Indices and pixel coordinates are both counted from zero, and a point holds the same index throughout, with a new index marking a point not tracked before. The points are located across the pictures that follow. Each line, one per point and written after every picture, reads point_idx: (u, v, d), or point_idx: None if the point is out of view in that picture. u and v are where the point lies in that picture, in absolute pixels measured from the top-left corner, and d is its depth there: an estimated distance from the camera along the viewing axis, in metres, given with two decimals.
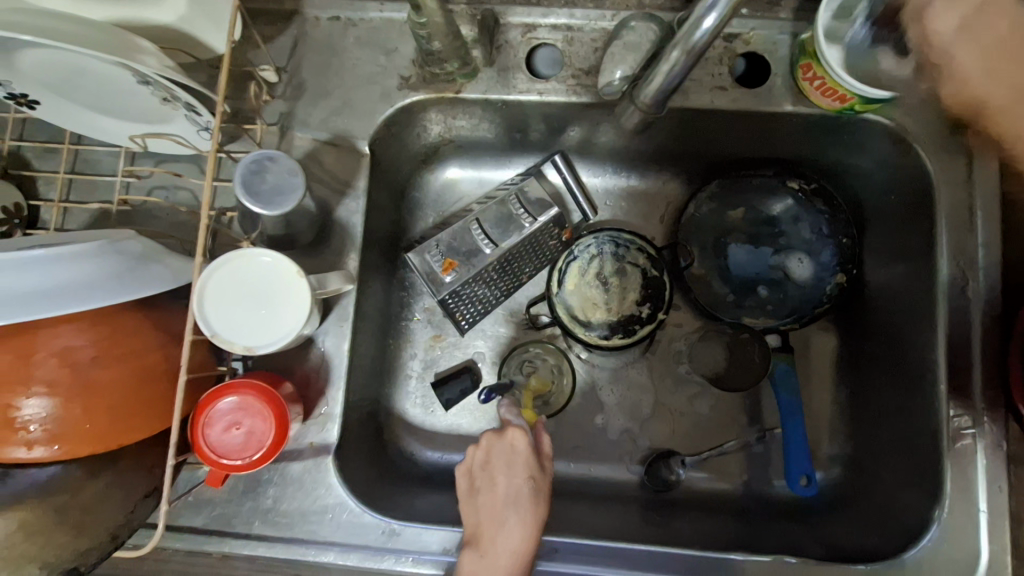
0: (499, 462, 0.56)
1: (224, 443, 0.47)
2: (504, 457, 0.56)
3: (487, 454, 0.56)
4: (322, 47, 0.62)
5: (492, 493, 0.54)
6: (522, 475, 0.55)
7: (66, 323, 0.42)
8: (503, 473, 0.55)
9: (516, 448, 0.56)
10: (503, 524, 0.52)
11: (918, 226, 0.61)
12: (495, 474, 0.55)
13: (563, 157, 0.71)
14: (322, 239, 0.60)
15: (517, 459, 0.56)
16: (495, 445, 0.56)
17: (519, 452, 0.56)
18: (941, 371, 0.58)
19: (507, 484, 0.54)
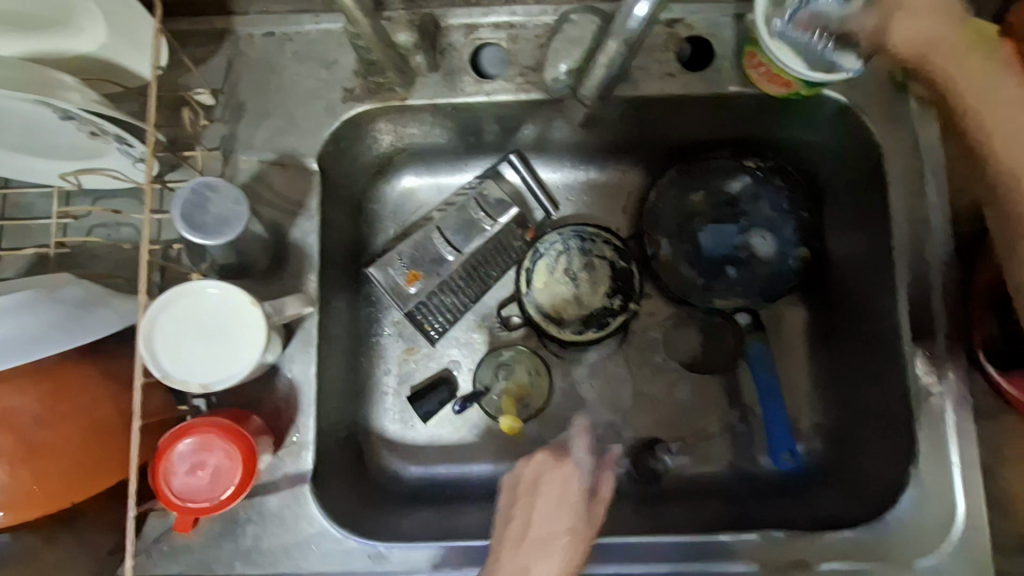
0: (555, 491, 0.55)
1: (189, 487, 0.45)
2: (558, 488, 0.56)
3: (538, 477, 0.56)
4: (258, 65, 0.60)
5: (529, 521, 0.53)
6: (575, 508, 0.54)
7: (6, 383, 0.39)
8: (548, 504, 0.54)
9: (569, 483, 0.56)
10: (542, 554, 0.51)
11: (872, 192, 0.62)
12: (540, 502, 0.54)
13: (519, 156, 0.71)
14: (278, 264, 0.58)
15: (567, 495, 0.55)
16: (547, 474, 0.56)
17: (569, 491, 0.55)
18: (906, 331, 0.58)
19: (547, 516, 0.53)
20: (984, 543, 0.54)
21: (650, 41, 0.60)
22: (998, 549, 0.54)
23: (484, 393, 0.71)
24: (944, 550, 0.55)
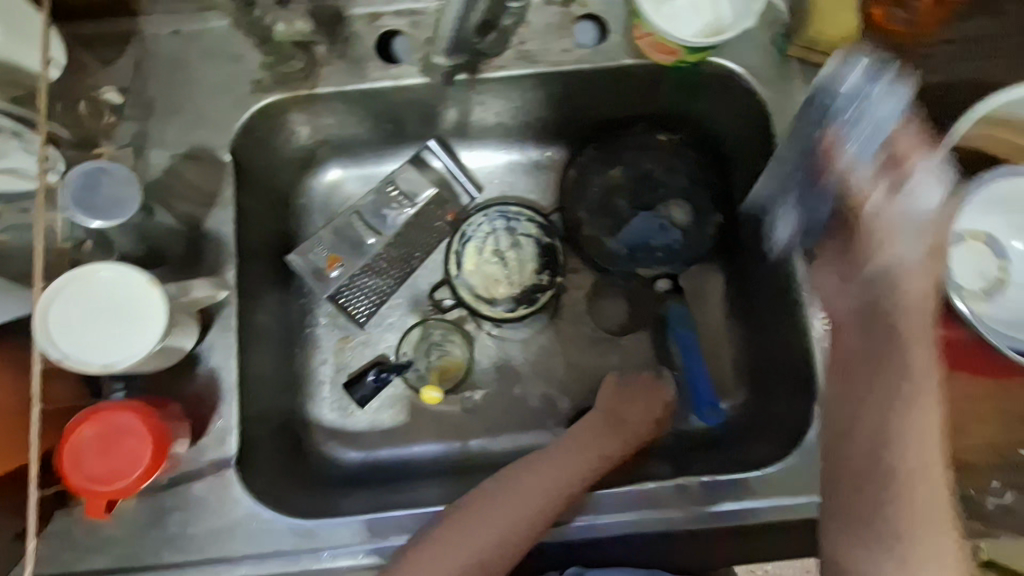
0: (617, 420, 0.63)
1: (98, 472, 0.45)
2: (619, 417, 0.64)
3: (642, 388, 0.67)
4: (165, 63, 0.61)
5: (620, 417, 0.64)
6: (612, 441, 0.61)
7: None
8: (638, 409, 0.65)
9: (632, 416, 0.64)
10: (560, 464, 0.58)
11: (763, 154, 0.66)
12: (634, 405, 0.65)
13: (437, 141, 0.73)
14: (194, 254, 0.59)
15: (651, 409, 0.65)
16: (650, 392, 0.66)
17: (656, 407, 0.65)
18: (802, 278, 0.61)
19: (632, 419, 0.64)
20: None
21: (545, 21, 0.63)
22: None
23: (410, 364, 0.72)
24: None
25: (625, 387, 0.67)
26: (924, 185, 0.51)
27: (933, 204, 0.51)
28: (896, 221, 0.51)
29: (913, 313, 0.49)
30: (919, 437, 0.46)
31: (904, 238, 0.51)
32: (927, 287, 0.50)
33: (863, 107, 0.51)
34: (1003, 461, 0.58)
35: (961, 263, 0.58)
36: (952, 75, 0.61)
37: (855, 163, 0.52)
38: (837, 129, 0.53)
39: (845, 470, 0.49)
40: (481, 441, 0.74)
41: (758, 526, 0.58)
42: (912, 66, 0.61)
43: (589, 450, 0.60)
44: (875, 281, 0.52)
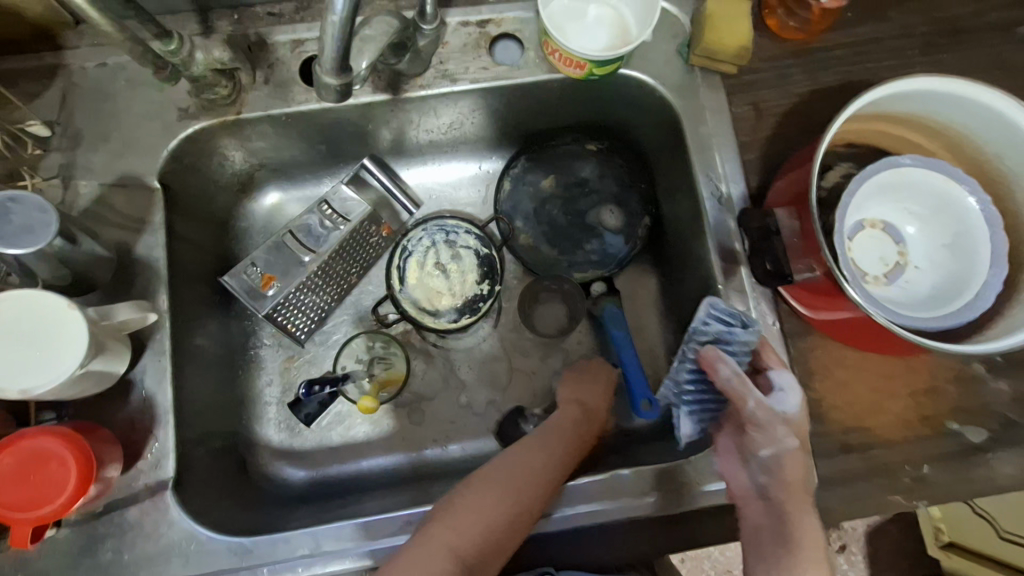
0: (585, 407, 0.66)
1: (21, 498, 0.45)
2: (585, 403, 0.66)
3: (596, 372, 0.70)
4: (92, 94, 0.62)
5: (589, 399, 0.67)
6: (582, 425, 0.64)
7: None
8: (593, 389, 0.68)
9: (595, 401, 0.67)
10: (542, 452, 0.59)
11: (678, 159, 0.70)
12: (593, 388, 0.68)
13: (372, 160, 0.73)
14: (123, 280, 0.59)
15: (607, 387, 0.69)
16: (605, 374, 0.70)
17: (609, 384, 0.69)
18: (717, 272, 0.63)
19: (596, 398, 0.67)
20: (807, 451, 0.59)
21: (463, 42, 0.66)
22: (821, 455, 0.60)
23: (346, 378, 0.71)
24: None
25: (587, 371, 0.70)
26: (782, 393, 0.57)
27: (790, 412, 0.56)
28: (772, 430, 0.56)
29: (795, 482, 0.55)
30: (803, 526, 0.54)
31: (776, 439, 0.56)
32: (794, 469, 0.55)
33: (721, 335, 0.60)
34: (915, 433, 0.61)
35: (864, 253, 0.62)
36: (843, 77, 0.66)
37: (743, 392, 0.56)
38: (712, 350, 0.59)
39: (757, 548, 0.54)
40: (430, 451, 0.74)
41: (691, 512, 0.60)
42: (806, 69, 0.66)
43: (564, 435, 0.61)
44: (763, 468, 0.56)
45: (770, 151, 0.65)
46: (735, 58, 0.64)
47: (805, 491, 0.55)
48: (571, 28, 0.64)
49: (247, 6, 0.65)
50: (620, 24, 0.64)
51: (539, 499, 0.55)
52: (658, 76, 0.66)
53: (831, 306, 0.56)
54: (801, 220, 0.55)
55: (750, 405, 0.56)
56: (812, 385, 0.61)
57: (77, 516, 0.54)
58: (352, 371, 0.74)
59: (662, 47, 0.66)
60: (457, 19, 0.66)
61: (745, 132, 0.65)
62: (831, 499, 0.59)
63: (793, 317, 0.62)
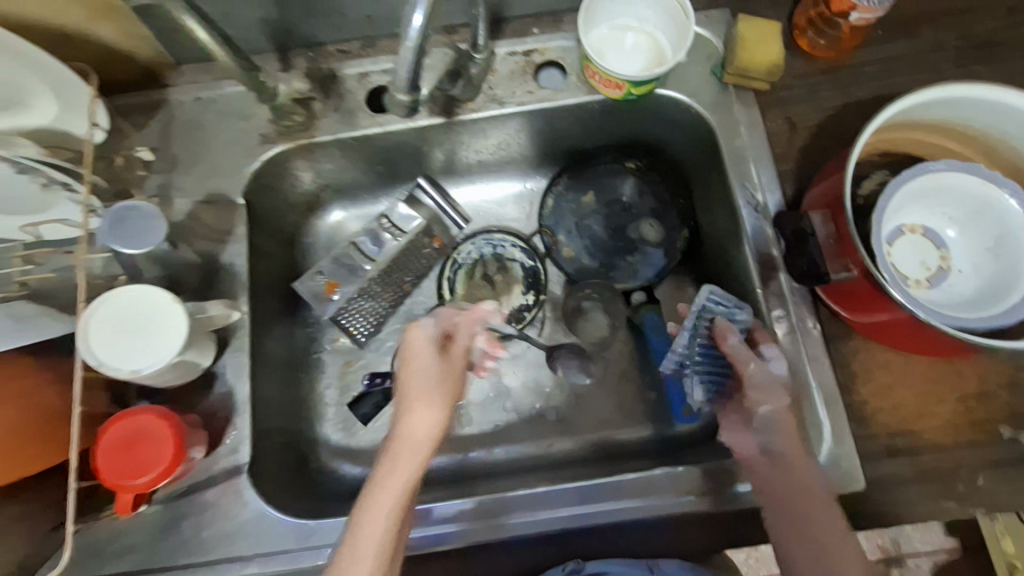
0: (402, 436, 0.53)
1: (123, 470, 0.52)
2: (417, 389, 0.56)
3: (419, 345, 0.58)
4: (188, 124, 0.71)
5: (416, 380, 0.56)
6: (405, 461, 0.51)
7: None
8: (418, 364, 0.57)
9: (423, 419, 0.54)
10: (372, 517, 0.49)
11: (715, 172, 0.73)
12: (412, 368, 0.57)
13: (426, 179, 0.80)
14: (210, 284, 0.67)
15: (425, 351, 0.58)
16: (420, 341, 0.58)
17: (421, 346, 0.58)
18: (755, 278, 0.65)
19: (424, 370, 0.57)
20: (853, 454, 0.59)
21: (510, 70, 0.72)
22: (868, 457, 0.60)
23: None
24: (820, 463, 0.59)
25: (412, 379, 0.56)
26: (775, 360, 0.61)
27: (783, 375, 0.61)
28: (768, 391, 0.61)
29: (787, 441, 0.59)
30: (800, 486, 0.56)
31: (773, 398, 0.61)
32: (791, 424, 0.59)
33: (724, 313, 0.65)
34: (967, 438, 0.60)
35: (906, 257, 0.63)
36: (876, 91, 0.68)
37: (744, 361, 0.63)
38: (721, 324, 0.65)
39: (778, 517, 0.56)
40: (477, 452, 0.78)
41: (737, 513, 0.61)
42: (839, 84, 0.69)
43: (390, 481, 0.50)
44: (766, 426, 0.60)
45: (804, 162, 0.68)
46: (767, 75, 0.67)
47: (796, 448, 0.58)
48: (611, 55, 0.70)
49: (320, 45, 0.73)
50: (656, 50, 0.70)
51: (387, 575, 0.48)
52: (695, 94, 0.70)
53: (868, 308, 0.57)
54: (835, 224, 0.56)
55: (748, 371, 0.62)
56: (855, 387, 0.62)
57: (163, 495, 0.60)
58: None
59: (698, 69, 0.70)
60: (505, 49, 0.72)
61: (780, 144, 0.68)
62: (879, 503, 0.58)
63: (833, 320, 0.63)
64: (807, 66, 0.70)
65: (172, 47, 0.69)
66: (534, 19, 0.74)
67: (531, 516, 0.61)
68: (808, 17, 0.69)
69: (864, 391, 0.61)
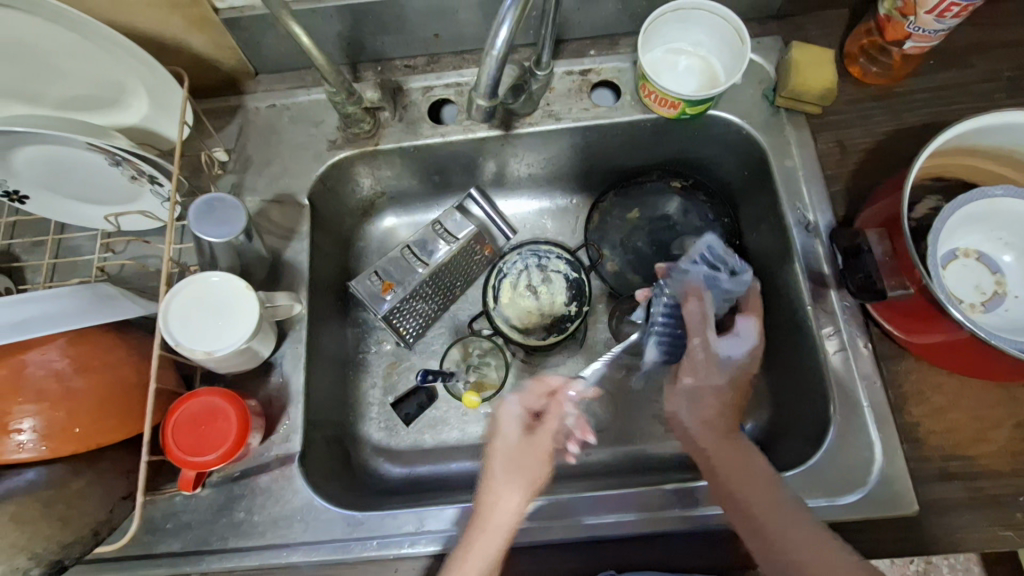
0: (483, 514, 0.57)
1: (191, 446, 0.54)
2: (506, 464, 0.60)
3: (500, 423, 0.63)
4: (262, 128, 0.76)
5: (501, 456, 0.60)
6: (485, 537, 0.54)
7: (44, 344, 0.49)
8: (503, 441, 0.62)
9: (499, 497, 0.57)
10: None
11: (763, 191, 0.74)
12: (499, 444, 0.62)
13: (479, 192, 0.83)
14: (274, 277, 0.70)
15: (509, 427, 0.62)
16: (505, 418, 0.63)
17: (507, 421, 0.63)
18: (806, 295, 0.66)
19: (507, 449, 0.61)
20: (906, 476, 0.58)
21: (568, 88, 0.75)
22: (921, 481, 0.59)
23: (454, 376, 0.79)
24: (871, 482, 0.58)
25: (495, 457, 0.61)
26: (738, 339, 0.66)
27: (736, 355, 0.65)
28: (708, 369, 0.65)
29: (713, 417, 0.64)
30: (753, 485, 0.57)
31: (714, 375, 0.65)
32: (711, 399, 0.64)
33: (708, 276, 0.70)
34: None
35: (961, 280, 0.63)
36: (928, 118, 0.70)
37: (697, 327, 0.67)
38: (695, 285, 0.70)
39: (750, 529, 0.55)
40: None
41: None
42: (890, 111, 0.70)
43: (467, 557, 0.53)
44: (687, 395, 0.65)
45: (856, 184, 0.69)
46: (819, 98, 0.69)
47: (729, 439, 0.62)
48: (666, 75, 0.72)
49: (388, 59, 0.78)
50: (709, 72, 0.72)
51: None
52: (746, 116, 0.72)
53: (924, 327, 0.57)
54: (892, 241, 0.57)
55: (697, 342, 0.66)
56: (907, 408, 0.61)
57: (218, 478, 0.62)
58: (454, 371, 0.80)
59: (750, 91, 0.72)
60: (562, 68, 0.76)
61: (831, 165, 0.69)
62: (933, 527, 0.57)
63: (885, 339, 0.63)
64: (859, 92, 0.71)
65: (254, 58, 0.75)
66: (591, 41, 0.77)
67: (579, 521, 0.61)
68: (861, 45, 0.71)
69: (917, 413, 0.61)
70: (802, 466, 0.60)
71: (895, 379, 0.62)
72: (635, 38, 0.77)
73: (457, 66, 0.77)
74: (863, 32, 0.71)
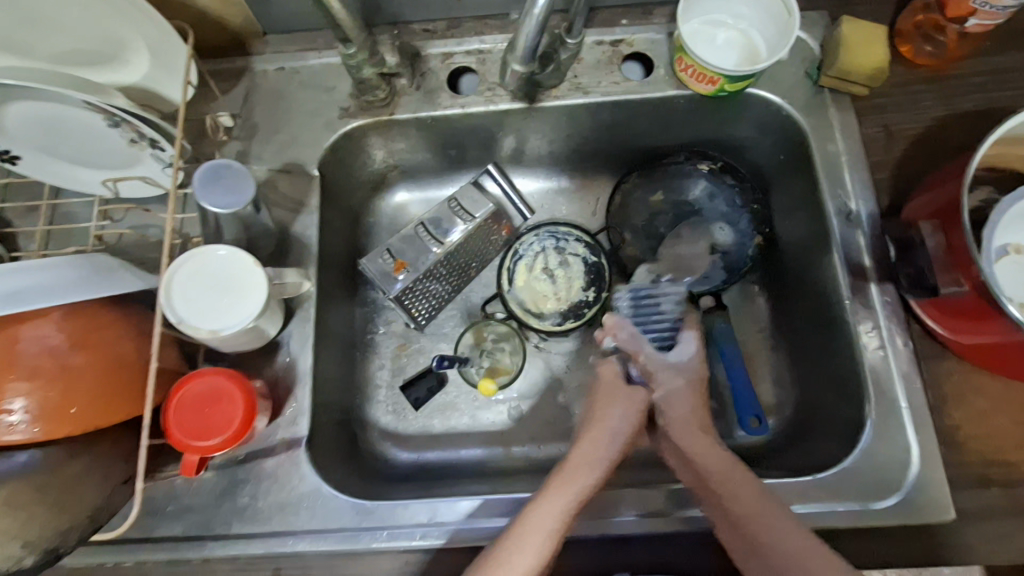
0: (574, 461, 0.54)
1: (195, 428, 0.51)
2: (603, 424, 0.57)
3: (607, 378, 0.61)
4: (270, 93, 0.71)
5: (602, 415, 0.58)
6: (578, 475, 0.53)
7: (36, 319, 0.46)
8: (611, 398, 0.59)
9: (593, 448, 0.55)
10: (520, 541, 0.49)
11: (801, 177, 0.70)
12: (600, 400, 0.59)
13: (496, 166, 0.77)
14: (282, 252, 0.67)
15: (621, 386, 0.60)
16: (611, 376, 0.61)
17: (616, 378, 0.61)
18: (844, 288, 0.63)
19: (616, 411, 0.58)
20: (942, 481, 0.56)
21: (597, 59, 0.71)
22: (957, 487, 0.56)
23: (468, 360, 0.76)
24: (905, 486, 0.56)
25: (596, 411, 0.58)
26: (681, 346, 0.63)
27: (683, 360, 0.62)
28: (663, 375, 0.60)
29: (687, 416, 0.58)
30: (759, 513, 0.50)
31: (666, 383, 0.60)
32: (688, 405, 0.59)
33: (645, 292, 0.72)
34: None
35: (1011, 279, 0.59)
36: (982, 103, 0.65)
37: (637, 350, 0.62)
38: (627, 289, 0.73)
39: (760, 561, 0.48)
40: (529, 448, 0.76)
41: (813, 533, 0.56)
42: (941, 95, 0.66)
43: (558, 498, 0.52)
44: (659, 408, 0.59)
45: (901, 172, 0.65)
46: (867, 78, 0.65)
47: (718, 452, 0.55)
48: (704, 48, 0.67)
49: (406, 23, 0.73)
50: (749, 48, 0.67)
51: None
52: (787, 97, 0.67)
53: (973, 327, 0.54)
54: (946, 233, 0.54)
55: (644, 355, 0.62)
56: (946, 411, 0.58)
57: (222, 461, 0.60)
58: (469, 357, 0.77)
59: (791, 69, 0.68)
60: (592, 38, 0.71)
61: (875, 152, 0.65)
62: (967, 535, 0.55)
63: (926, 339, 0.60)
64: (908, 75, 0.67)
65: (262, 16, 0.70)
66: (622, 10, 0.72)
67: (598, 516, 0.58)
68: (915, 21, 0.67)
69: (955, 417, 0.58)
70: (833, 468, 0.58)
71: (934, 380, 0.59)
72: (671, 8, 0.72)
73: (479, 31, 0.72)
74: (918, 9, 0.66)
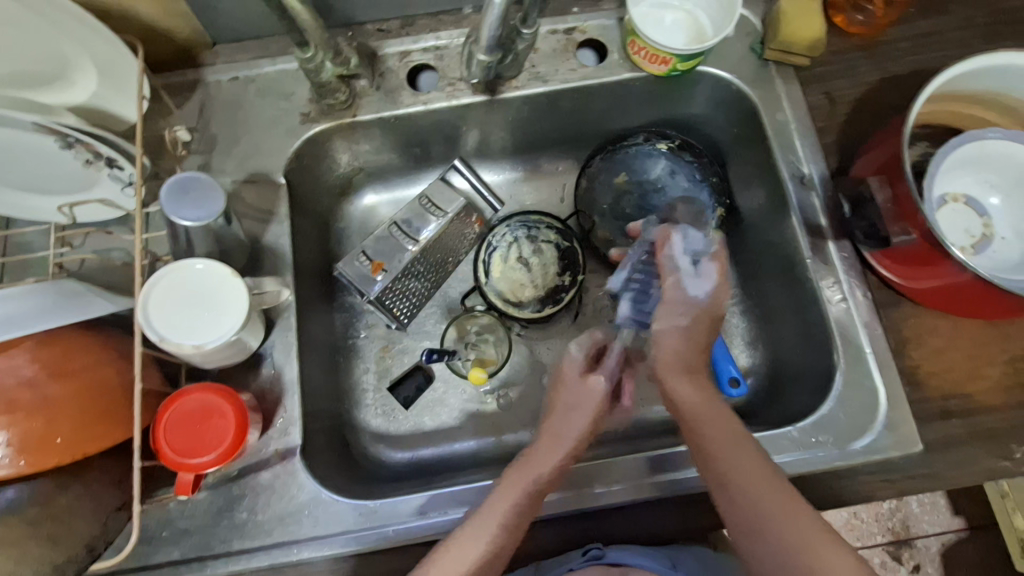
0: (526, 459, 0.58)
1: (186, 447, 0.50)
2: (559, 428, 0.60)
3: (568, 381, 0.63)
4: (227, 103, 0.70)
5: (564, 418, 0.60)
6: (530, 469, 0.56)
7: (9, 350, 0.44)
8: (571, 400, 0.61)
9: (549, 447, 0.58)
10: (479, 530, 0.53)
11: (754, 147, 0.73)
12: (562, 401, 0.62)
13: (463, 161, 0.77)
14: (255, 263, 0.66)
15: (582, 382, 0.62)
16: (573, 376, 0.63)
17: (577, 379, 0.63)
18: (804, 247, 0.66)
19: (574, 412, 0.61)
20: (909, 418, 0.60)
21: (553, 48, 0.72)
22: (922, 422, 0.60)
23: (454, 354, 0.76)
24: (877, 427, 0.60)
25: (554, 416, 0.61)
26: (699, 279, 0.64)
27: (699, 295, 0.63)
28: (674, 307, 0.63)
29: (676, 357, 0.61)
30: (753, 484, 0.52)
31: (673, 316, 0.62)
32: (691, 337, 0.61)
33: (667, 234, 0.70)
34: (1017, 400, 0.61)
35: (952, 225, 0.64)
36: (912, 66, 0.70)
37: (669, 270, 0.64)
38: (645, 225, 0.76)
39: (745, 533, 0.51)
40: (521, 434, 0.77)
41: (799, 479, 0.59)
42: (875, 61, 0.70)
43: (508, 492, 0.55)
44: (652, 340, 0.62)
45: (846, 135, 0.69)
46: (807, 50, 0.68)
47: (701, 393, 0.59)
48: (654, 30, 0.70)
49: (360, 24, 0.73)
50: (696, 27, 0.70)
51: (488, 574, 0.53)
52: (735, 72, 0.71)
53: (925, 272, 0.58)
54: (893, 187, 0.58)
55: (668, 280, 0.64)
56: (907, 353, 0.63)
57: (215, 479, 0.59)
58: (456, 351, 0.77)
59: (738, 45, 0.71)
60: (546, 27, 0.72)
61: (821, 118, 0.69)
62: (936, 467, 0.59)
63: (883, 288, 0.64)
64: (843, 44, 0.71)
65: (210, 25, 0.68)
66: None
67: (596, 490, 0.60)
68: None
69: (916, 357, 0.62)
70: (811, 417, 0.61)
71: (894, 327, 0.63)
72: None
73: (434, 27, 0.73)
74: None
